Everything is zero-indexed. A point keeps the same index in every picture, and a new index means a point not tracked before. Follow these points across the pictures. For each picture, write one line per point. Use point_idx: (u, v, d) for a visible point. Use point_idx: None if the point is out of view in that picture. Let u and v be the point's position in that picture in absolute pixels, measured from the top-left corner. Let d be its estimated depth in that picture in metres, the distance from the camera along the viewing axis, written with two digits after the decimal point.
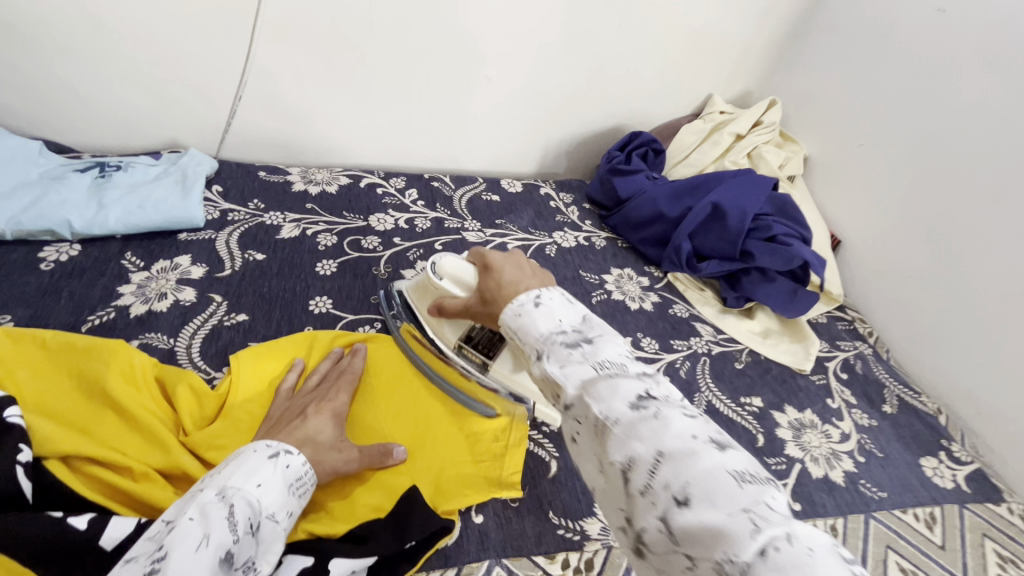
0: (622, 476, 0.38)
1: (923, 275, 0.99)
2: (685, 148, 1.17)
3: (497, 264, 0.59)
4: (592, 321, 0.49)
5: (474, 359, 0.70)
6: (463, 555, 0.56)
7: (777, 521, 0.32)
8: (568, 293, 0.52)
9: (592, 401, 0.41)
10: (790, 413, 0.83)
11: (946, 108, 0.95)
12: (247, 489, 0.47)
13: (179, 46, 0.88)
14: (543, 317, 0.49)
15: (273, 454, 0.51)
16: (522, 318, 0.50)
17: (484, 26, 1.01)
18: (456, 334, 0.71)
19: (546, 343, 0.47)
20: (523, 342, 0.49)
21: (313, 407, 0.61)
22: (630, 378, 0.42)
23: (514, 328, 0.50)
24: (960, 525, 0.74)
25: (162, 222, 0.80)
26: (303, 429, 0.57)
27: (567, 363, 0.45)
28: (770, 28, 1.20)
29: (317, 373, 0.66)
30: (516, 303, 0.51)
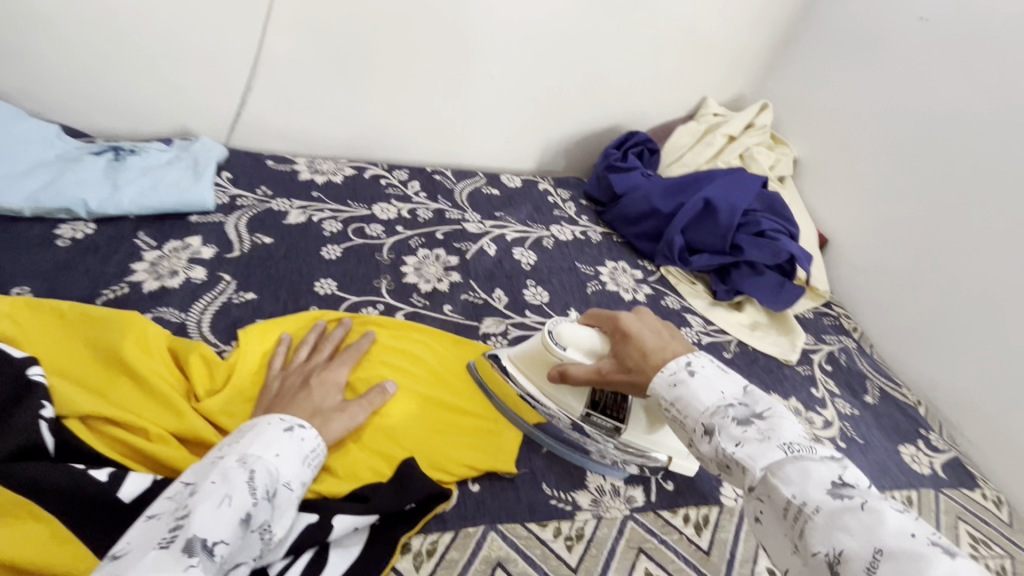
0: (828, 567, 0.39)
1: (905, 273, 1.02)
2: (679, 148, 1.21)
3: (634, 329, 0.62)
4: (754, 394, 0.52)
5: (603, 425, 0.66)
6: (459, 519, 0.59)
7: (939, 564, 0.36)
8: (717, 362, 0.56)
9: (782, 484, 0.44)
10: (775, 400, 0.86)
11: (929, 113, 0.99)
12: (267, 458, 0.50)
13: (194, 37, 0.91)
14: (702, 387, 0.53)
15: (288, 427, 0.54)
16: (683, 390, 0.53)
17: (489, 25, 1.04)
18: (579, 401, 0.67)
19: (715, 416, 0.50)
20: (685, 417, 0.53)
21: (316, 376, 0.64)
22: (820, 462, 0.44)
23: (674, 401, 0.54)
24: (936, 508, 0.77)
25: (174, 204, 0.83)
26: (312, 401, 0.60)
27: (745, 441, 0.48)
28: (764, 35, 1.24)
29: (307, 345, 0.68)
30: (669, 373, 0.55)
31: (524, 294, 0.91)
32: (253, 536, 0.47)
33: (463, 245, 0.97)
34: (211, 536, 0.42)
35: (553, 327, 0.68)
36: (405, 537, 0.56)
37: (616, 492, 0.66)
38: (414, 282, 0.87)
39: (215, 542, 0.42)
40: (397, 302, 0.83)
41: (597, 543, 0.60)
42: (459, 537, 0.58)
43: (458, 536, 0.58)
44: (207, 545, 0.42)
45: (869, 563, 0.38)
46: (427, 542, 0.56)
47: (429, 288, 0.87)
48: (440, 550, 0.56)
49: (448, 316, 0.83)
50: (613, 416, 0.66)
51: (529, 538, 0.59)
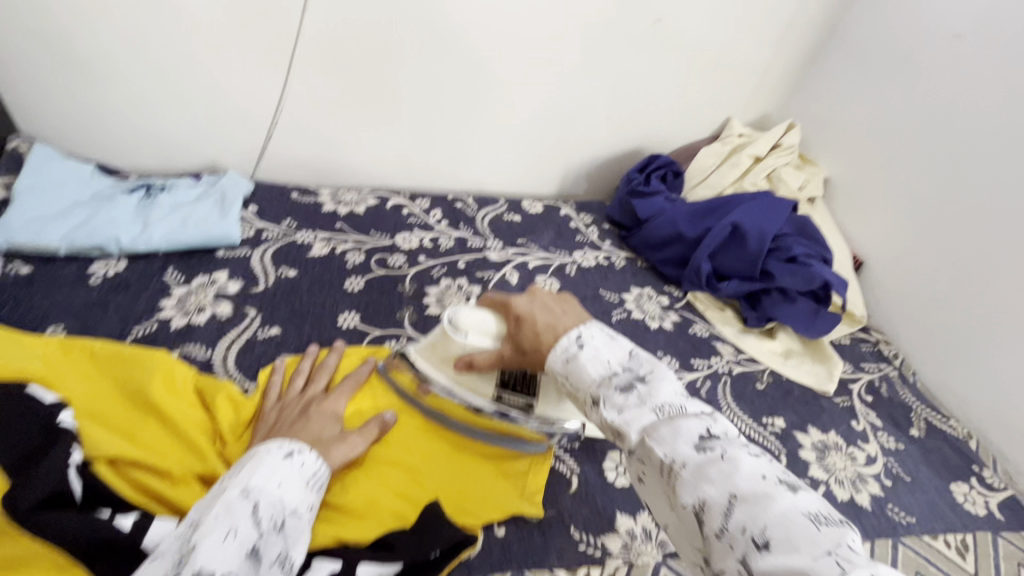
0: (695, 517, 0.40)
1: (949, 298, 0.97)
2: (705, 170, 1.19)
3: (525, 311, 0.58)
4: (640, 356, 0.50)
5: (515, 404, 0.63)
6: (484, 566, 0.57)
7: (784, 501, 0.37)
8: (608, 329, 0.53)
9: (655, 444, 0.43)
10: (813, 434, 0.82)
11: (968, 130, 0.95)
12: (269, 487, 0.47)
13: (224, 78, 0.94)
14: (590, 359, 0.50)
15: (287, 453, 0.51)
16: (570, 364, 0.51)
17: (508, 55, 1.05)
18: (490, 382, 0.63)
19: (601, 384, 0.48)
20: (576, 390, 0.50)
21: (314, 406, 0.62)
22: (690, 418, 0.44)
23: (563, 375, 0.51)
24: (994, 554, 0.72)
25: (202, 240, 0.85)
26: (308, 429, 0.59)
27: (624, 408, 0.46)
28: (789, 54, 1.22)
29: (300, 375, 0.67)
30: (561, 349, 0.52)
31: None
32: (272, 570, 0.43)
33: (485, 274, 0.96)
34: (220, 568, 0.39)
35: (451, 314, 0.64)
36: None
37: (648, 536, 0.63)
38: (436, 314, 0.86)
39: (223, 575, 0.39)
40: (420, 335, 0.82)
41: None
42: None
43: None
44: None
45: (726, 511, 0.38)
46: None
47: None
48: None
49: None
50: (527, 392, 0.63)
51: None
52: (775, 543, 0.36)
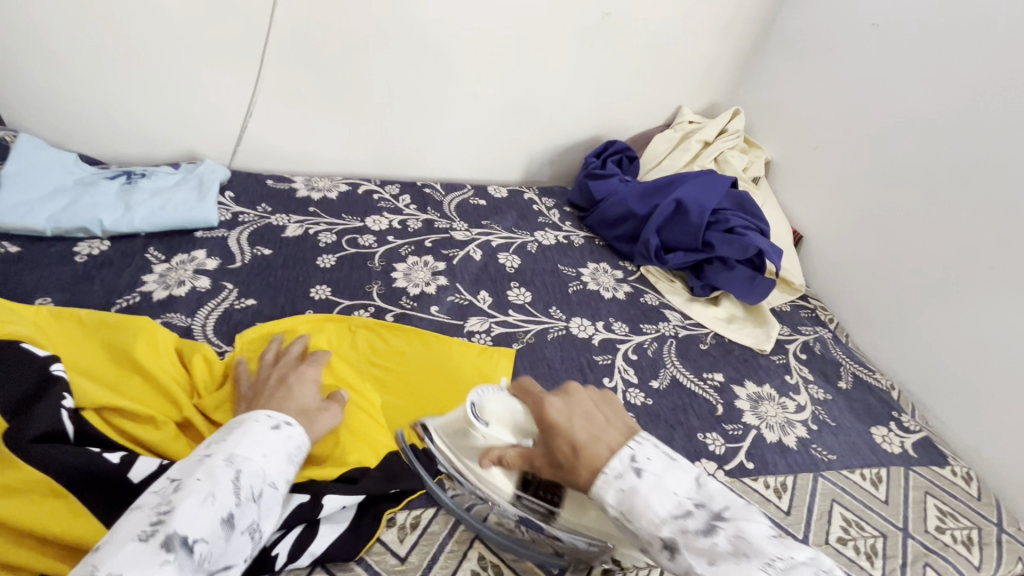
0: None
1: (876, 264, 1.07)
2: (658, 155, 1.27)
3: (562, 418, 0.53)
4: (708, 486, 0.48)
5: (535, 509, 0.58)
6: (441, 497, 0.65)
7: None
8: (665, 452, 0.50)
9: None
10: (748, 387, 0.90)
11: (888, 111, 1.04)
12: (253, 457, 0.49)
13: (198, 72, 1.00)
14: (653, 491, 0.46)
15: (275, 426, 0.53)
16: (632, 497, 0.46)
17: (469, 48, 1.12)
18: (510, 481, 0.59)
19: (677, 518, 0.45)
20: (637, 528, 0.46)
21: (293, 376, 0.65)
22: (801, 568, 0.41)
23: (622, 511, 0.47)
24: (905, 484, 0.80)
25: (181, 221, 0.90)
26: (291, 397, 0.61)
27: (717, 556, 0.42)
28: (734, 46, 1.31)
29: (272, 354, 0.70)
30: (613, 476, 0.48)
31: (508, 295, 0.97)
32: (242, 538, 0.45)
33: (450, 251, 1.03)
34: (191, 533, 0.42)
35: (478, 399, 0.60)
36: (389, 513, 0.61)
37: None
38: (403, 286, 0.93)
39: (195, 538, 0.42)
40: (387, 305, 0.89)
41: None
42: (440, 513, 0.63)
43: (441, 512, 0.63)
44: (188, 541, 0.42)
45: None
46: (410, 517, 0.62)
47: (417, 291, 0.93)
48: (423, 525, 0.62)
49: (434, 317, 0.88)
50: (546, 498, 0.58)
51: None
52: None
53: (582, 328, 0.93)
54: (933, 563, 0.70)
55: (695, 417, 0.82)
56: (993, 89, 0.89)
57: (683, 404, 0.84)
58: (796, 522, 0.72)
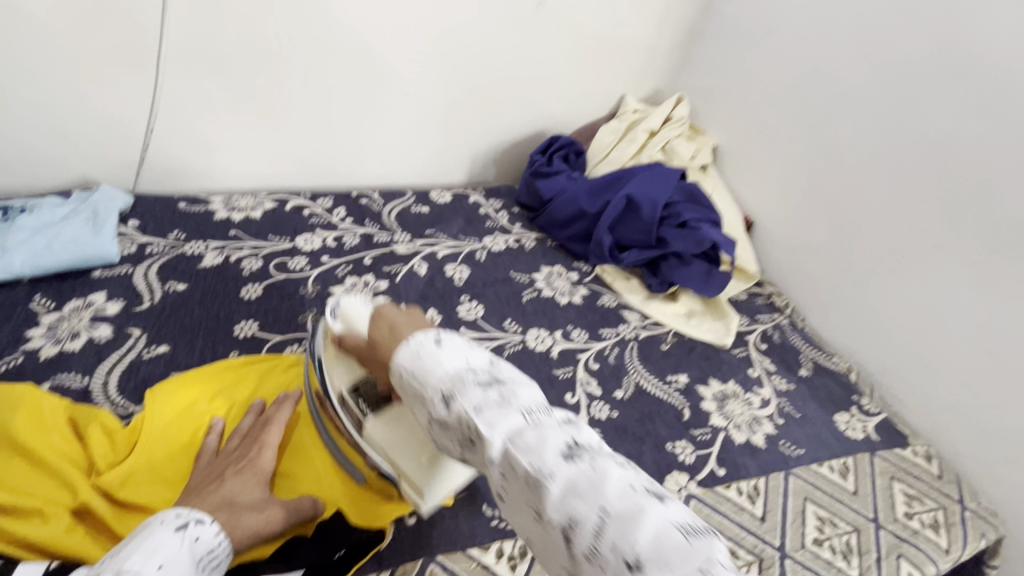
0: (564, 536, 0.38)
1: (826, 247, 1.06)
2: (604, 147, 1.22)
3: (391, 312, 0.56)
4: (500, 364, 0.49)
5: (354, 414, 0.58)
6: (396, 556, 0.58)
7: (653, 513, 0.37)
8: (469, 338, 0.51)
9: (520, 453, 0.41)
10: (713, 385, 0.88)
11: (828, 91, 1.03)
12: (147, 571, 0.42)
13: (81, 86, 0.87)
14: (446, 355, 0.47)
15: (180, 525, 0.47)
16: (422, 359, 0.48)
17: (395, 45, 1.03)
18: (346, 380, 0.60)
19: (458, 379, 0.45)
20: (424, 390, 0.46)
21: (234, 467, 0.57)
22: (556, 428, 0.42)
23: (414, 372, 0.47)
24: (871, 471, 0.80)
25: (73, 261, 0.78)
26: (219, 492, 0.53)
27: (482, 406, 0.43)
28: (673, 30, 1.27)
29: (238, 434, 0.61)
30: (415, 344, 0.49)
31: (459, 311, 0.90)
32: None
33: (393, 267, 0.95)
34: None
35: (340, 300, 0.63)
36: None
37: None
38: None
39: None
40: None
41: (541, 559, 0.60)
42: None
43: (396, 575, 0.56)
44: None
45: (597, 529, 0.37)
46: None
47: None
48: None
49: None
50: (368, 407, 0.58)
51: (471, 565, 0.58)
52: (645, 560, 0.35)
53: (539, 341, 0.88)
54: (905, 553, 0.70)
55: (662, 426, 0.79)
56: (930, 66, 0.89)
57: (649, 413, 0.81)
58: (771, 528, 0.70)
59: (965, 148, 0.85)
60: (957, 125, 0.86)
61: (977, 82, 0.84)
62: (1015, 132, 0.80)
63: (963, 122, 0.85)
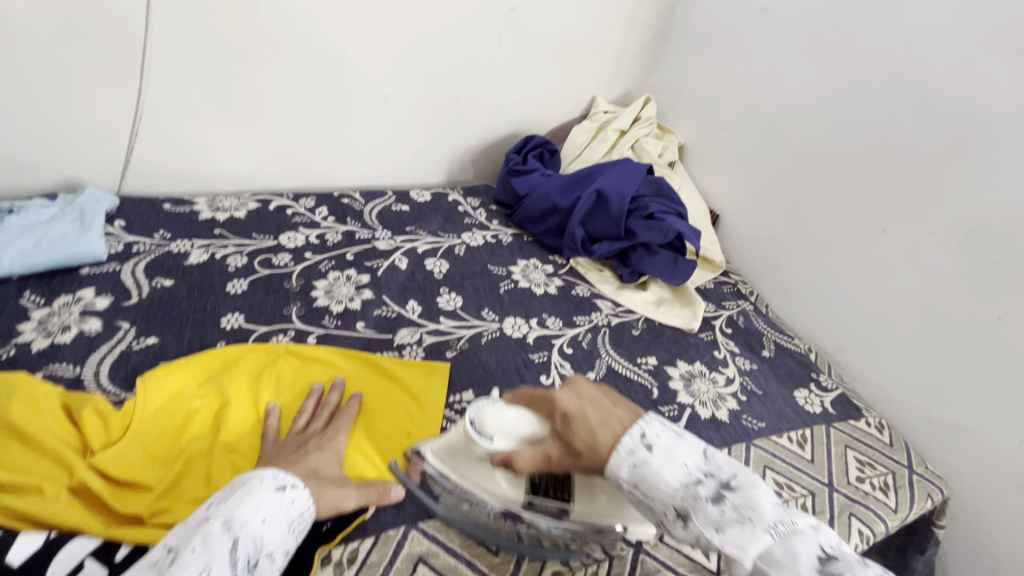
0: None
1: (785, 236, 1.13)
2: (577, 147, 1.28)
3: (575, 409, 0.53)
4: (715, 458, 0.49)
5: (549, 512, 0.57)
6: (379, 525, 0.61)
7: None
8: (675, 428, 0.52)
9: (773, 569, 0.42)
10: (680, 366, 0.93)
11: (782, 90, 1.10)
12: (253, 524, 0.48)
13: (66, 90, 0.90)
14: (664, 465, 0.48)
15: (280, 486, 0.53)
16: (645, 474, 0.48)
17: (372, 50, 1.08)
18: (520, 490, 0.58)
19: (681, 477, 0.47)
20: (651, 501, 0.48)
21: (315, 443, 0.64)
22: (800, 534, 0.43)
23: (638, 488, 0.49)
24: (827, 440, 0.85)
25: (61, 259, 0.81)
26: (307, 464, 0.60)
27: (724, 524, 0.44)
28: (640, 35, 1.34)
29: (306, 414, 0.68)
30: (627, 453, 0.49)
31: (438, 302, 0.94)
32: None
33: (374, 262, 0.99)
34: None
35: (474, 412, 0.58)
36: (322, 550, 0.57)
37: None
38: (325, 305, 0.88)
39: None
40: (308, 326, 0.84)
41: None
42: (380, 541, 0.59)
43: (379, 540, 0.59)
44: None
45: None
46: (347, 550, 0.58)
47: (341, 308, 0.88)
48: (360, 556, 0.58)
49: (361, 334, 0.84)
50: (559, 493, 0.57)
51: (450, 531, 0.62)
52: None
53: (516, 328, 0.92)
54: (856, 512, 0.75)
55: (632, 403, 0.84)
56: (869, 65, 0.96)
57: (619, 392, 0.85)
58: None
59: (902, 140, 0.92)
60: (893, 119, 0.93)
61: (907, 78, 0.91)
62: (943, 123, 0.87)
63: (900, 115, 0.92)
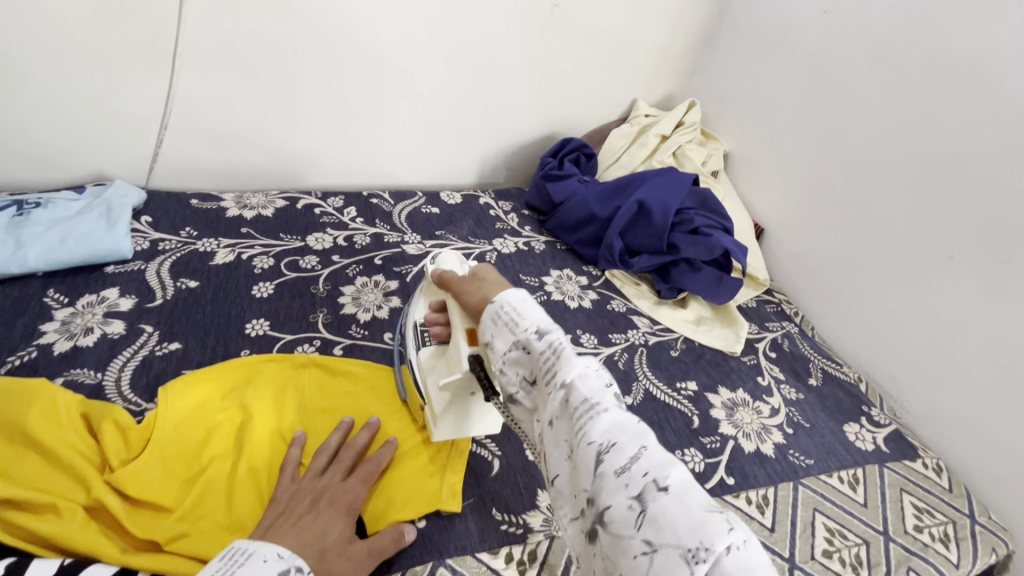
0: (596, 457, 0.42)
1: (836, 255, 1.06)
2: (616, 151, 1.23)
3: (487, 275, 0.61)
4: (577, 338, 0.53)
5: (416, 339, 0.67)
6: (406, 560, 0.57)
7: (679, 467, 0.41)
8: None
9: (581, 386, 0.45)
10: (722, 393, 0.87)
11: (842, 99, 1.03)
12: None
13: (95, 80, 0.87)
14: (540, 309, 0.52)
15: (284, 570, 0.47)
16: (524, 305, 0.52)
17: (408, 46, 1.03)
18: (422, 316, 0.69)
19: (551, 322, 0.50)
20: (518, 321, 0.50)
21: (329, 497, 0.57)
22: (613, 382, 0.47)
23: (510, 310, 0.52)
24: (880, 483, 0.79)
25: (85, 256, 0.78)
26: (314, 530, 0.52)
27: (562, 350, 0.48)
28: (686, 34, 1.27)
29: (326, 450, 0.62)
30: (519, 292, 0.53)
31: None
32: None
33: (403, 268, 0.95)
34: None
35: (443, 255, 0.69)
36: None
37: None
38: (352, 313, 0.84)
39: None
40: (335, 336, 0.80)
41: (550, 565, 0.60)
42: None
43: None
44: None
45: (636, 458, 0.41)
46: None
47: (368, 317, 0.84)
48: None
49: (389, 346, 0.81)
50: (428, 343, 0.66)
51: (481, 571, 0.58)
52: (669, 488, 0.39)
53: None
54: (915, 566, 0.69)
55: (670, 432, 0.79)
56: (943, 76, 0.88)
57: (658, 420, 0.80)
58: (780, 538, 0.69)
59: (979, 159, 0.85)
60: (969, 136, 0.85)
61: (988, 92, 0.83)
62: None
63: (977, 133, 0.85)
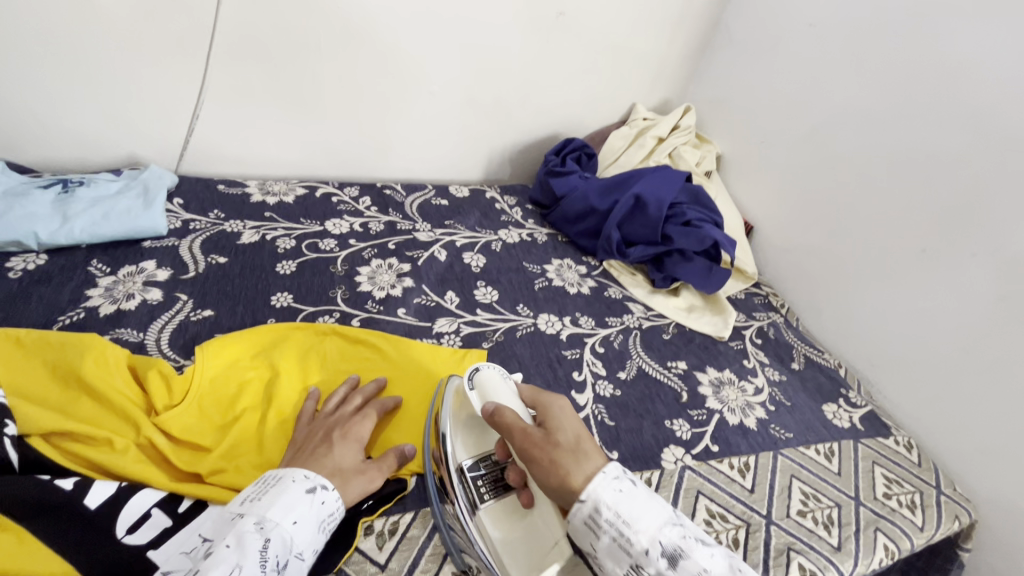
0: None
1: (819, 250, 1.13)
2: (615, 151, 1.30)
3: (555, 426, 0.57)
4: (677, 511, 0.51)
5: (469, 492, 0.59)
6: (418, 500, 0.64)
7: None
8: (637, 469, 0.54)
9: None
10: (710, 373, 0.94)
11: (826, 104, 1.10)
12: (284, 525, 0.50)
13: (136, 71, 0.94)
14: (642, 510, 0.48)
15: (310, 488, 0.54)
16: (623, 507, 0.48)
17: (423, 47, 1.11)
18: (469, 455, 0.62)
19: (662, 536, 0.47)
20: (631, 543, 0.47)
21: (339, 432, 0.63)
22: (736, 570, 0.47)
23: (611, 521, 0.48)
24: (854, 456, 0.86)
25: (125, 231, 0.85)
26: (332, 460, 0.59)
27: (688, 563, 0.46)
28: (684, 43, 1.35)
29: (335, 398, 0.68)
30: (613, 486, 0.50)
31: (476, 294, 0.97)
32: None
33: (415, 252, 1.02)
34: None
35: (485, 373, 0.64)
36: (366, 521, 0.60)
37: None
38: (368, 290, 0.91)
39: None
40: (353, 309, 0.87)
41: None
42: (419, 516, 0.62)
43: (419, 516, 0.62)
44: None
45: None
46: (388, 522, 0.61)
47: (383, 294, 0.91)
48: (402, 529, 0.61)
49: (402, 320, 0.87)
50: (486, 491, 0.60)
51: None
52: None
53: (550, 324, 0.94)
54: (882, 527, 0.76)
55: (661, 405, 0.85)
56: (916, 84, 0.96)
57: (650, 393, 0.87)
58: (758, 498, 0.76)
59: (948, 160, 0.92)
60: (940, 138, 0.93)
61: (957, 98, 0.91)
62: (992, 145, 0.86)
63: (946, 136, 0.92)
